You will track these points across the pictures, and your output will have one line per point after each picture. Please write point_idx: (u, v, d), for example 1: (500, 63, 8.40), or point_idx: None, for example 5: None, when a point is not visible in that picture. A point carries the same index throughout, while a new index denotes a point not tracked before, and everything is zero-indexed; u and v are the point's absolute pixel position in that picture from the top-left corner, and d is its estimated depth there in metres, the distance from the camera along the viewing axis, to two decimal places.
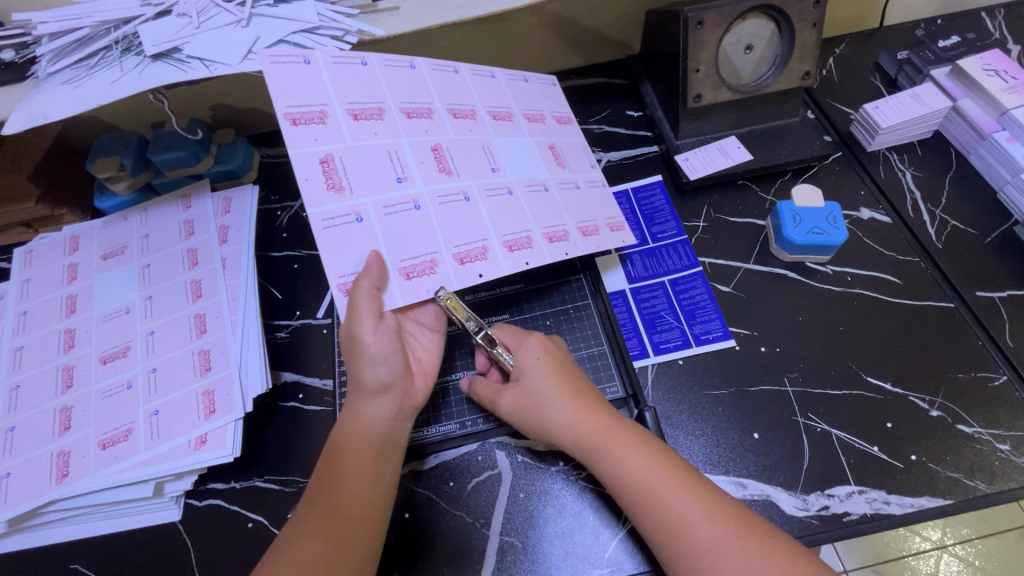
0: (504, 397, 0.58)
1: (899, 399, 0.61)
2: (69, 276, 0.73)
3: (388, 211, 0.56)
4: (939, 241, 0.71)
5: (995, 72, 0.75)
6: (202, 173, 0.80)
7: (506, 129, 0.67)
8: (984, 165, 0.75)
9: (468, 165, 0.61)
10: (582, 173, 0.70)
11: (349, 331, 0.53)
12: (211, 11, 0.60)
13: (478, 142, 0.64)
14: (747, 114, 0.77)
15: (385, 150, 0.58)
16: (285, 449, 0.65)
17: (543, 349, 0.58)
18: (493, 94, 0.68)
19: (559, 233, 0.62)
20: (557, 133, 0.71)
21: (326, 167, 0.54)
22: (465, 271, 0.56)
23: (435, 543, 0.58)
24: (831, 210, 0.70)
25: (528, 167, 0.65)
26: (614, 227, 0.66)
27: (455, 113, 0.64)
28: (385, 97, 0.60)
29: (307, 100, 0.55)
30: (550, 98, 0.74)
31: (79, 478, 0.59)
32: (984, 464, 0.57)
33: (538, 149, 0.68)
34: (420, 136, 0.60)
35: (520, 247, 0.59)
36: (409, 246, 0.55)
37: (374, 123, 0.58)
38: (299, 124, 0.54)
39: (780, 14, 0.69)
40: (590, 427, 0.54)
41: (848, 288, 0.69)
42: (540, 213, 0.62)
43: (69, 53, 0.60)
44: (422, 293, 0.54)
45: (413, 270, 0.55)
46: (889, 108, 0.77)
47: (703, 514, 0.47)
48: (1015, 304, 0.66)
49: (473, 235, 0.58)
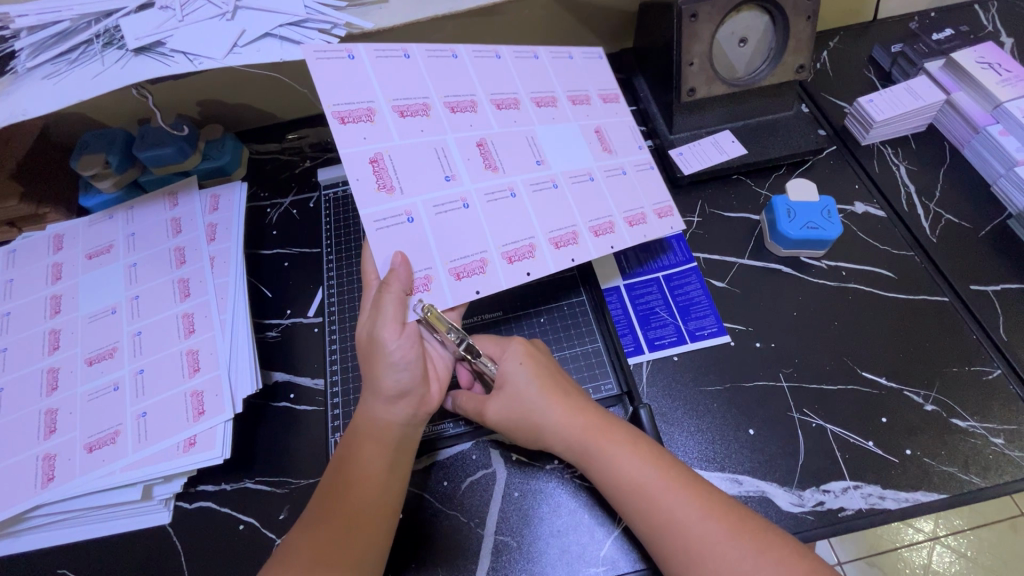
0: (490, 408, 0.56)
1: (894, 393, 0.61)
2: (54, 276, 0.72)
3: (439, 212, 0.55)
4: (933, 235, 0.71)
5: (988, 65, 0.75)
6: (190, 169, 0.79)
7: (551, 119, 0.65)
8: (977, 158, 0.75)
9: (514, 160, 0.61)
10: (629, 156, 0.68)
11: (374, 335, 0.52)
12: (195, 4, 0.59)
13: (522, 133, 0.62)
14: (742, 108, 0.77)
15: (437, 147, 0.57)
16: (275, 450, 0.64)
17: (524, 353, 0.57)
18: (537, 78, 0.66)
19: (604, 225, 0.61)
20: (604, 114, 0.69)
21: (376, 167, 0.53)
22: (513, 269, 0.56)
23: (428, 543, 0.57)
24: (826, 204, 0.69)
25: (573, 156, 0.64)
26: (663, 213, 0.65)
27: (499, 104, 0.62)
28: (429, 90, 0.59)
29: (353, 97, 0.54)
30: (595, 72, 0.71)
31: (65, 481, 0.58)
32: (978, 458, 0.57)
33: (583, 133, 0.66)
34: (465, 131, 0.59)
35: (566, 244, 0.59)
36: (460, 245, 0.55)
37: (420, 119, 0.57)
38: (347, 123, 0.53)
39: (774, 6, 0.68)
40: (582, 429, 0.53)
41: (843, 283, 0.68)
42: (585, 206, 0.62)
43: (48, 47, 0.58)
44: (471, 293, 0.54)
45: (463, 270, 0.54)
46: (883, 102, 0.77)
47: (700, 513, 0.47)
48: (1008, 297, 0.66)
49: (522, 233, 0.57)
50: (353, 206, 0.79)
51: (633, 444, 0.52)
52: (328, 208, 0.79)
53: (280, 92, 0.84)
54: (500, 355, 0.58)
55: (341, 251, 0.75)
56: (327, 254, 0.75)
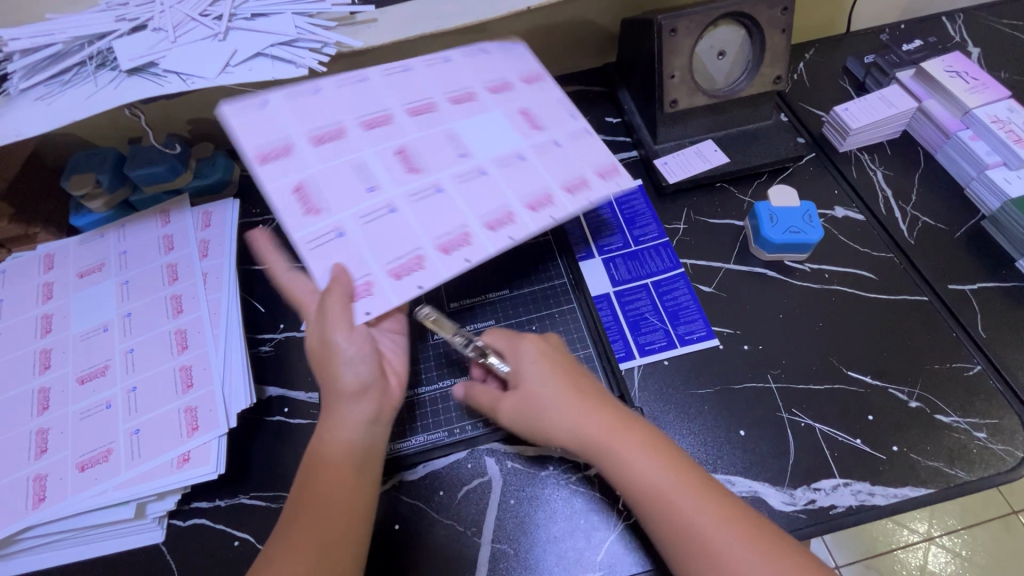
0: (503, 405, 0.57)
1: (879, 391, 0.62)
2: (45, 295, 0.71)
3: (369, 222, 0.56)
4: (912, 237, 0.73)
5: (957, 73, 0.78)
6: (181, 188, 0.80)
7: (472, 111, 0.65)
8: (950, 162, 0.78)
9: (435, 158, 0.61)
10: (561, 127, 0.66)
11: (323, 340, 0.53)
12: (187, 26, 0.60)
13: (443, 132, 0.63)
14: (723, 118, 0.79)
15: (354, 165, 0.59)
16: (271, 464, 0.64)
17: (536, 348, 0.57)
18: (453, 79, 0.68)
19: (541, 199, 0.59)
20: (528, 95, 0.68)
21: (300, 195, 0.56)
22: (452, 258, 0.55)
23: (427, 553, 0.57)
24: (807, 209, 0.72)
25: (498, 142, 0.64)
26: (606, 173, 0.62)
27: (415, 110, 0.64)
28: (343, 116, 0.62)
29: (271, 138, 0.59)
30: (513, 61, 0.71)
31: (57, 501, 0.57)
32: (963, 452, 0.58)
33: (507, 118, 0.66)
34: (383, 143, 0.61)
35: (502, 224, 0.58)
36: (392, 246, 0.56)
37: (336, 143, 0.60)
38: (267, 162, 0.57)
39: (751, 20, 0.71)
40: (596, 427, 0.52)
41: (826, 285, 0.70)
42: (519, 184, 0.60)
43: (41, 69, 0.59)
44: (414, 290, 0.53)
45: (400, 269, 0.55)
46: (858, 109, 0.80)
47: (715, 519, 0.47)
48: (985, 295, 0.68)
49: (456, 223, 0.57)
50: None
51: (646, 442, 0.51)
52: None
53: None
54: (514, 352, 0.57)
55: None
56: None
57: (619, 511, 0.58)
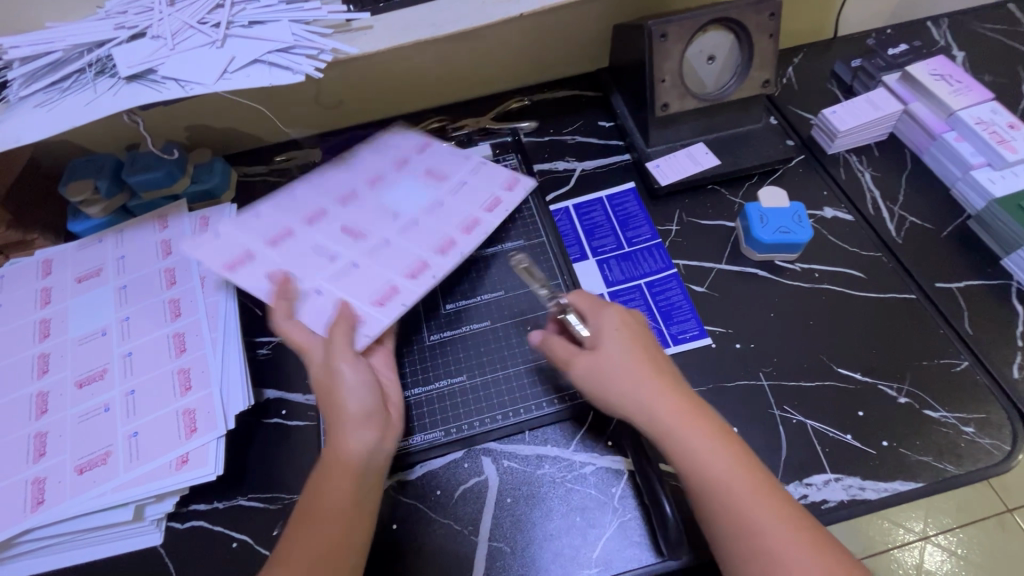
0: (577, 362, 0.57)
1: (869, 387, 0.64)
2: (43, 300, 0.72)
3: (342, 279, 0.64)
4: (899, 236, 0.74)
5: (941, 77, 0.80)
6: (179, 193, 0.81)
7: (388, 184, 0.74)
8: (936, 163, 0.79)
9: (372, 224, 0.70)
10: (461, 168, 0.76)
11: (330, 367, 0.56)
12: (186, 33, 0.61)
13: (373, 206, 0.72)
14: (714, 121, 0.81)
15: (314, 246, 0.67)
16: (269, 466, 0.64)
17: (619, 320, 0.59)
18: (356, 169, 0.75)
19: (471, 223, 0.70)
20: (426, 153, 0.77)
21: (274, 280, 0.63)
22: (420, 280, 0.65)
23: (424, 552, 0.58)
24: (796, 210, 0.73)
25: (416, 199, 0.72)
26: (514, 184, 0.74)
27: (343, 200, 0.72)
28: (286, 219, 0.69)
29: (233, 252, 0.65)
30: (400, 135, 0.79)
31: (55, 504, 0.57)
32: (951, 446, 0.59)
33: (415, 178, 0.74)
34: (328, 229, 0.69)
35: (450, 247, 0.68)
36: (369, 285, 0.64)
37: (290, 242, 0.67)
38: (237, 270, 0.64)
39: (739, 25, 0.72)
40: (667, 407, 0.52)
41: (816, 284, 0.71)
42: (449, 219, 0.70)
43: (41, 76, 0.60)
44: (399, 308, 0.63)
45: (382, 297, 0.63)
46: (846, 112, 0.81)
47: (770, 515, 0.47)
48: (971, 293, 0.69)
49: (410, 258, 0.67)
50: None
51: (712, 426, 0.52)
52: None
53: (269, 115, 0.88)
54: (599, 319, 0.59)
55: None
56: None
57: (615, 509, 0.59)
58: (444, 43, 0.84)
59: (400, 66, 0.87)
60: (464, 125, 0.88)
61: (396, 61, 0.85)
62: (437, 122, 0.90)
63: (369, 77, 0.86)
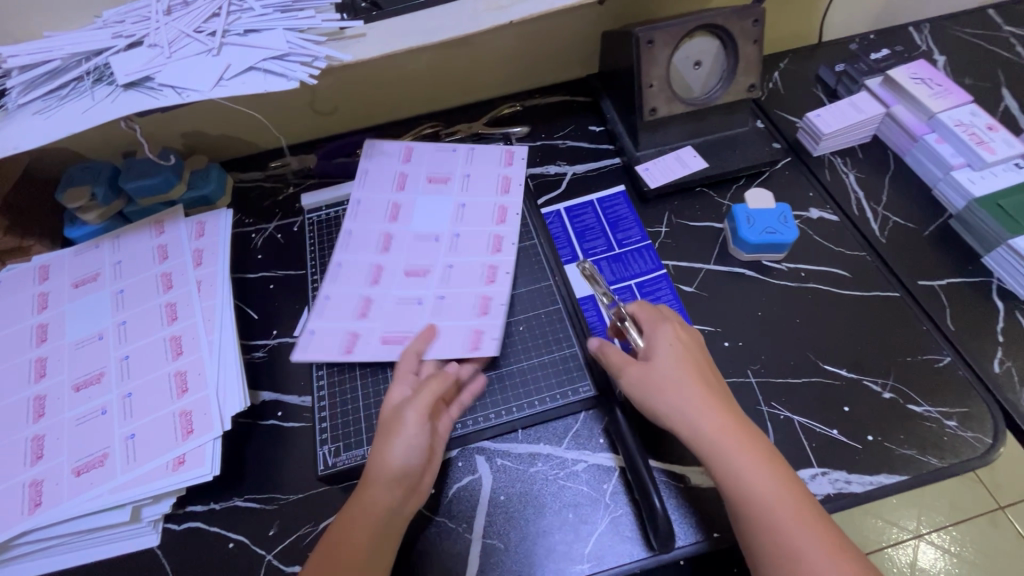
0: (629, 370, 0.58)
1: (854, 383, 0.65)
2: (40, 305, 0.72)
3: (443, 312, 0.69)
4: (883, 236, 0.76)
5: (922, 80, 0.82)
6: (175, 199, 0.82)
7: (408, 210, 0.79)
8: (918, 164, 0.81)
9: (421, 252, 0.75)
10: (457, 164, 0.83)
11: (398, 413, 0.57)
12: (182, 42, 0.62)
13: (413, 238, 0.76)
14: (701, 125, 0.82)
15: (397, 298, 0.71)
16: (265, 467, 0.65)
17: (674, 334, 0.59)
18: (375, 209, 0.79)
19: (500, 211, 0.78)
20: (419, 165, 0.83)
21: (394, 342, 0.67)
22: (500, 279, 0.72)
23: (419, 549, 0.58)
24: (782, 211, 0.75)
25: (437, 217, 0.78)
26: (509, 157, 0.84)
27: (384, 248, 0.75)
28: (354, 290, 0.72)
29: (335, 339, 0.68)
30: (383, 156, 0.84)
31: (52, 506, 0.58)
32: (935, 440, 0.61)
33: (427, 191, 0.80)
34: (394, 283, 0.72)
35: (500, 242, 0.75)
36: (464, 301, 0.70)
37: (376, 309, 0.70)
38: (354, 350, 0.67)
39: (723, 31, 0.74)
40: (712, 423, 0.53)
41: (803, 283, 0.73)
42: (478, 216, 0.78)
43: (39, 85, 0.61)
44: (501, 308, 0.69)
45: (482, 310, 0.69)
46: (830, 115, 0.83)
47: (815, 544, 0.47)
48: (953, 291, 0.71)
49: (478, 266, 0.73)
50: (337, 228, 0.81)
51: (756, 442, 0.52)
52: (311, 230, 0.82)
53: (264, 122, 0.89)
54: (654, 331, 0.60)
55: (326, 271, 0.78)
56: (312, 274, 0.78)
57: (607, 505, 0.60)
58: (437, 50, 0.86)
59: (394, 73, 0.88)
60: (457, 130, 0.90)
61: (388, 69, 0.87)
62: (430, 127, 0.91)
63: (365, 83, 0.88)
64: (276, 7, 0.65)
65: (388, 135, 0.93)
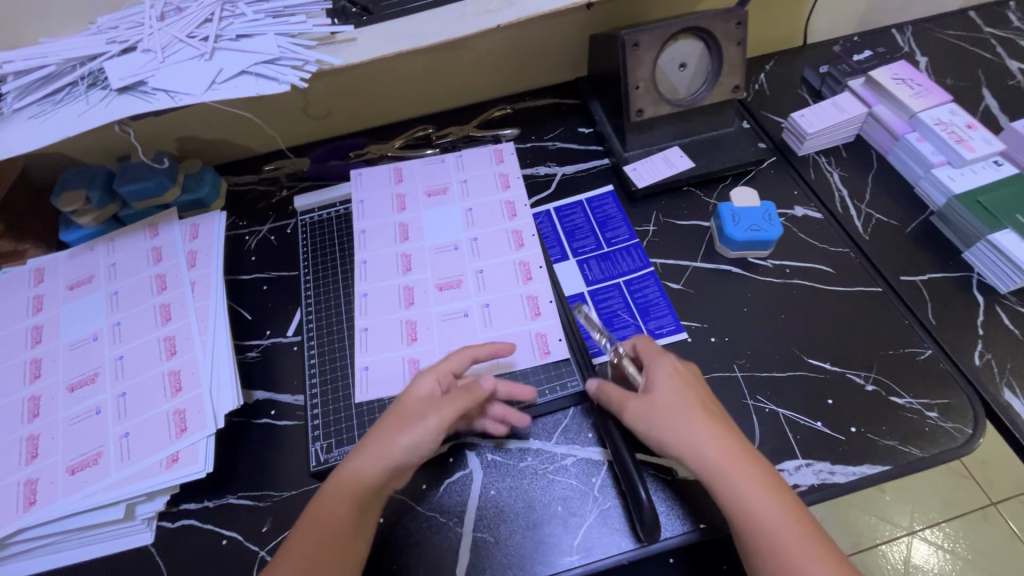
0: (630, 406, 0.57)
1: (838, 376, 0.66)
2: (34, 307, 0.73)
3: (494, 321, 0.70)
4: (866, 232, 0.78)
5: (902, 80, 0.84)
6: (169, 202, 0.83)
7: (416, 226, 0.79)
8: (900, 162, 0.82)
9: (445, 264, 0.76)
10: (454, 171, 0.84)
11: (422, 410, 0.56)
12: (175, 46, 0.63)
13: (432, 252, 0.77)
14: (687, 126, 0.84)
15: (442, 315, 0.71)
16: (258, 465, 0.66)
17: (672, 369, 0.58)
18: (382, 233, 0.79)
19: (512, 208, 0.80)
20: (416, 180, 0.84)
21: None
22: (537, 275, 0.74)
23: (410, 544, 0.59)
24: (767, 209, 0.76)
25: (446, 230, 0.79)
26: (500, 157, 0.86)
27: (406, 268, 0.76)
28: (395, 318, 0.72)
29: (397, 370, 0.68)
30: (377, 181, 0.84)
31: (46, 504, 0.59)
32: (916, 431, 0.62)
33: (434, 204, 0.81)
34: (432, 300, 0.73)
35: (522, 241, 0.77)
36: (513, 304, 0.72)
37: (424, 331, 0.70)
38: None
39: (707, 34, 0.76)
40: (718, 454, 0.53)
41: (788, 279, 0.74)
42: (488, 220, 0.79)
43: (34, 90, 0.62)
44: (551, 305, 0.71)
45: (533, 310, 0.71)
46: (813, 115, 0.85)
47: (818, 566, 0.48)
48: (935, 285, 0.72)
49: (511, 266, 0.75)
50: (330, 230, 0.82)
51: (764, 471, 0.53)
52: (305, 232, 0.83)
53: (258, 125, 0.90)
54: (653, 364, 0.59)
55: (318, 272, 0.79)
56: (305, 275, 0.79)
57: (595, 498, 0.60)
58: (428, 55, 0.87)
59: (386, 77, 0.90)
60: (449, 132, 0.91)
61: (381, 73, 0.88)
62: (422, 130, 0.92)
63: (357, 87, 0.89)
64: (267, 13, 0.66)
65: (380, 138, 0.94)
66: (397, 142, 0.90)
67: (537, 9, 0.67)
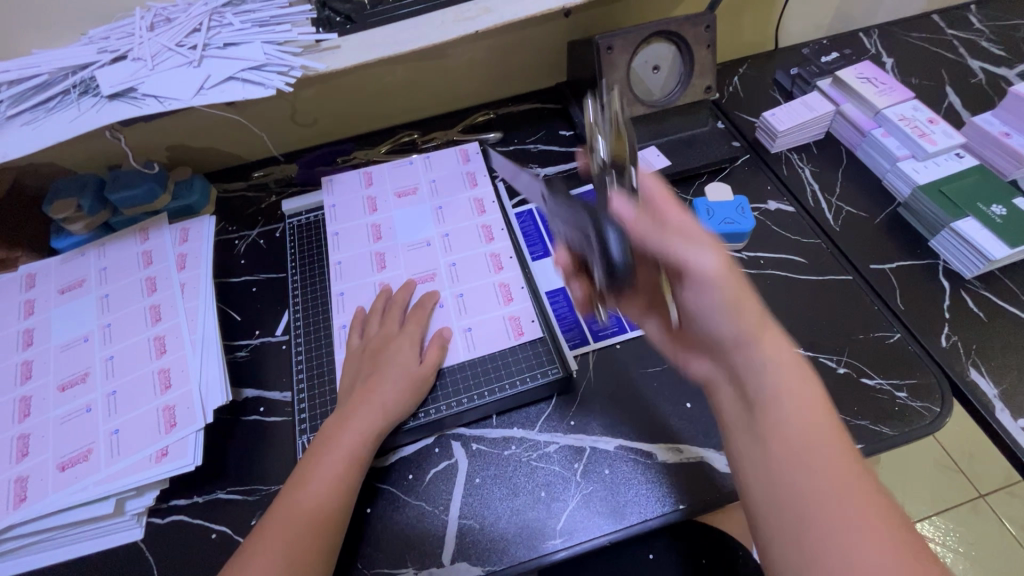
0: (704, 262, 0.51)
1: (811, 361, 0.68)
2: (26, 311, 0.74)
3: (469, 309, 0.73)
4: (837, 224, 0.80)
5: (867, 79, 0.87)
6: (160, 209, 0.85)
7: (388, 226, 0.82)
8: (868, 157, 0.86)
9: (419, 259, 0.78)
10: (423, 174, 0.87)
11: (408, 381, 0.65)
12: (165, 55, 0.66)
13: (407, 249, 0.79)
14: (663, 126, 0.87)
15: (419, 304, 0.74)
16: (248, 460, 0.67)
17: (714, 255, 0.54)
18: (356, 237, 0.81)
19: (479, 205, 0.82)
20: (385, 183, 0.87)
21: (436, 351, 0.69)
22: (507, 265, 0.76)
23: (396, 534, 0.60)
24: (740, 203, 0.79)
25: (418, 229, 0.81)
26: (465, 156, 0.88)
27: (383, 266, 0.78)
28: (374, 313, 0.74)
29: None
30: (349, 188, 0.86)
31: (37, 500, 0.59)
32: (886, 410, 0.64)
33: (405, 206, 0.84)
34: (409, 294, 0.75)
35: (492, 233, 0.79)
36: (486, 294, 0.74)
37: None
38: None
39: (678, 36, 0.79)
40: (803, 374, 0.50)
41: (762, 270, 0.77)
42: (457, 216, 0.81)
43: (27, 98, 0.64)
44: (522, 290, 0.74)
45: (507, 296, 0.73)
46: (784, 114, 0.88)
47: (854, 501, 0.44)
48: (902, 273, 0.74)
49: (482, 258, 0.77)
50: (317, 232, 0.85)
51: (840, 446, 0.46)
52: (292, 234, 0.85)
53: (246, 134, 0.93)
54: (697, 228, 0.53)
55: (305, 273, 0.80)
56: (292, 276, 0.80)
57: (578, 483, 0.62)
58: (411, 61, 0.90)
59: (372, 86, 0.93)
60: (434, 137, 0.96)
61: (366, 81, 0.91)
62: (407, 135, 0.96)
63: (345, 94, 0.91)
64: (254, 22, 0.69)
65: (367, 144, 0.97)
66: (383, 148, 0.94)
67: (513, 15, 0.70)
